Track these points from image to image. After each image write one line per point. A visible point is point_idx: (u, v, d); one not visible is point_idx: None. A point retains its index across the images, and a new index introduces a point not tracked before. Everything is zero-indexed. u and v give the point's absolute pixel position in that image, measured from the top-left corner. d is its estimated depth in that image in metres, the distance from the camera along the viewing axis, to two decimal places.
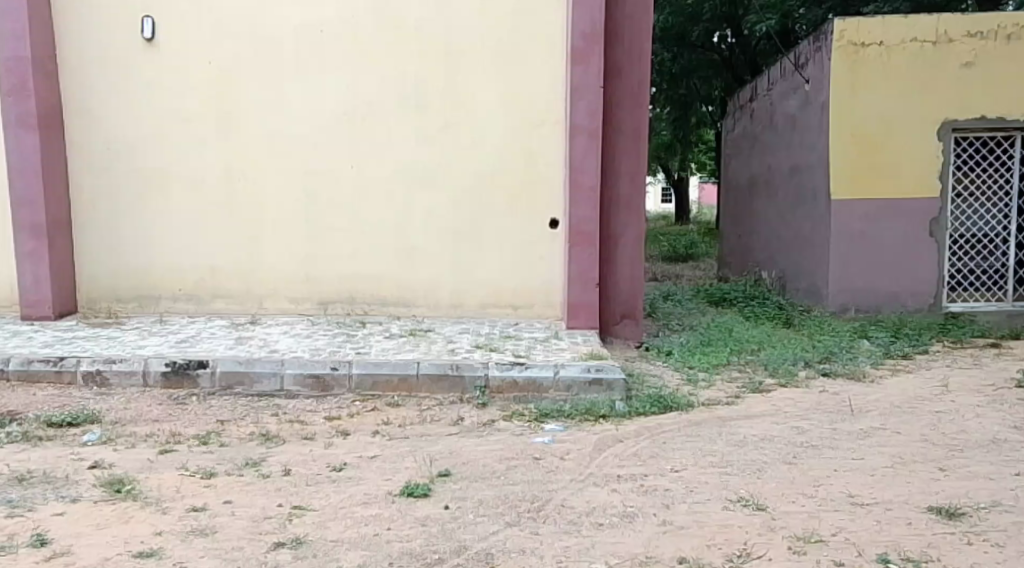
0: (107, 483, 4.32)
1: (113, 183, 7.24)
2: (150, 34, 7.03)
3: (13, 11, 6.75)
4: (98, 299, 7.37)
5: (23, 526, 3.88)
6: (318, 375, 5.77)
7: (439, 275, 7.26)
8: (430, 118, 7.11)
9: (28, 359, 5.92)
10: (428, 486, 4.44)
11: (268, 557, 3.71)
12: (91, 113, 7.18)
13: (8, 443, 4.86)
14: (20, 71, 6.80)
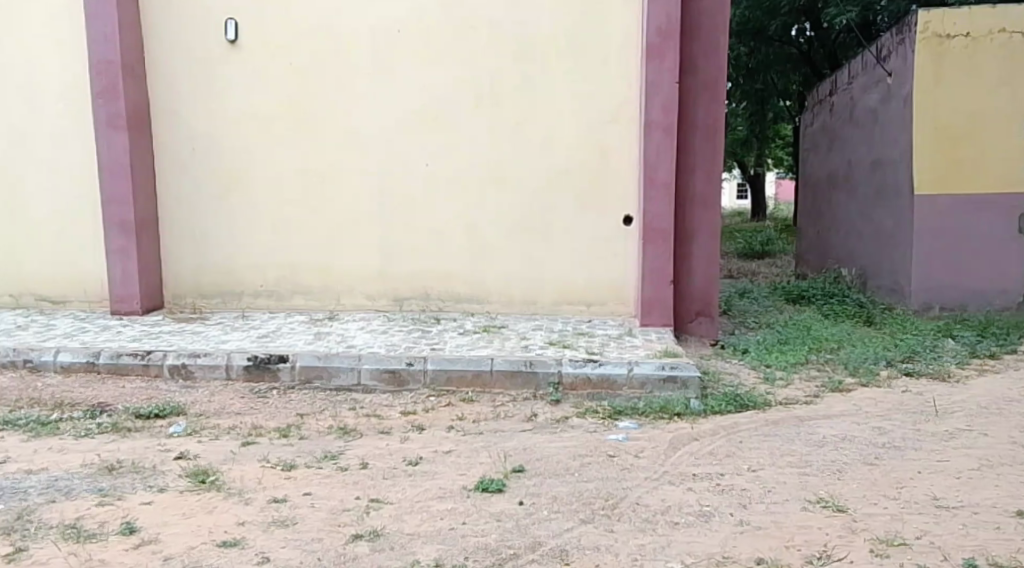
0: (193, 473, 4.47)
1: (197, 182, 7.47)
2: (234, 36, 7.23)
3: (104, 16, 7.01)
4: (183, 295, 7.61)
5: (114, 514, 4.04)
6: (394, 371, 5.86)
7: (513, 272, 7.29)
8: (504, 115, 7.14)
9: (118, 353, 6.13)
10: (502, 481, 4.47)
11: (347, 549, 3.78)
12: (176, 115, 7.41)
13: (99, 434, 5.06)
14: (111, 74, 7.07)
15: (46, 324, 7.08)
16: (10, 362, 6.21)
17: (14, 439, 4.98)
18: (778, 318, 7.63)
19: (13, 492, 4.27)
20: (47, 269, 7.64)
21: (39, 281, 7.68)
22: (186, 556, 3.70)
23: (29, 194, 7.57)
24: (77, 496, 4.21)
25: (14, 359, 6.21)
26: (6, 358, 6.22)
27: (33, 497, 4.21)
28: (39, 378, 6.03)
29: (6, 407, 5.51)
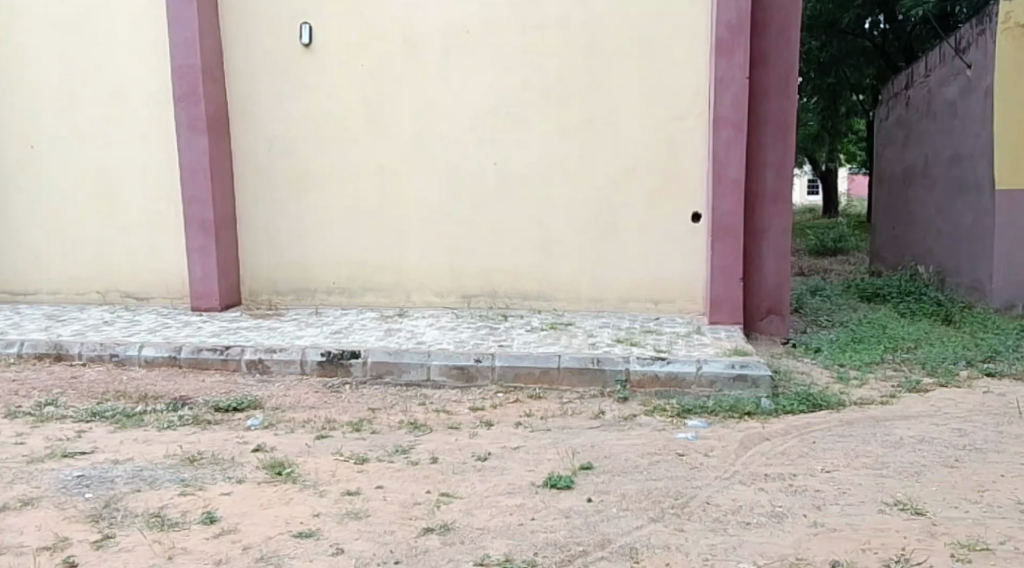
0: (270, 465, 4.58)
1: (270, 181, 7.64)
2: (308, 39, 7.37)
3: (184, 22, 7.22)
4: (259, 292, 7.80)
5: (195, 504, 4.16)
6: (463, 367, 5.93)
7: (580, 269, 7.28)
8: (571, 113, 7.14)
9: (198, 348, 6.34)
10: (571, 478, 4.48)
11: (419, 542, 3.83)
12: (252, 117, 7.59)
13: (181, 426, 5.22)
14: (191, 78, 7.28)
15: (130, 320, 7.32)
16: (98, 356, 6.46)
17: (102, 430, 5.17)
18: (852, 316, 7.48)
19: (101, 481, 4.43)
20: (133, 267, 7.93)
21: (125, 279, 7.96)
22: (264, 545, 3.80)
23: (116, 195, 7.86)
24: (161, 486, 4.35)
25: (102, 354, 6.46)
26: (93, 352, 6.47)
27: (120, 486, 4.36)
28: (124, 372, 6.25)
29: (93, 399, 5.72)
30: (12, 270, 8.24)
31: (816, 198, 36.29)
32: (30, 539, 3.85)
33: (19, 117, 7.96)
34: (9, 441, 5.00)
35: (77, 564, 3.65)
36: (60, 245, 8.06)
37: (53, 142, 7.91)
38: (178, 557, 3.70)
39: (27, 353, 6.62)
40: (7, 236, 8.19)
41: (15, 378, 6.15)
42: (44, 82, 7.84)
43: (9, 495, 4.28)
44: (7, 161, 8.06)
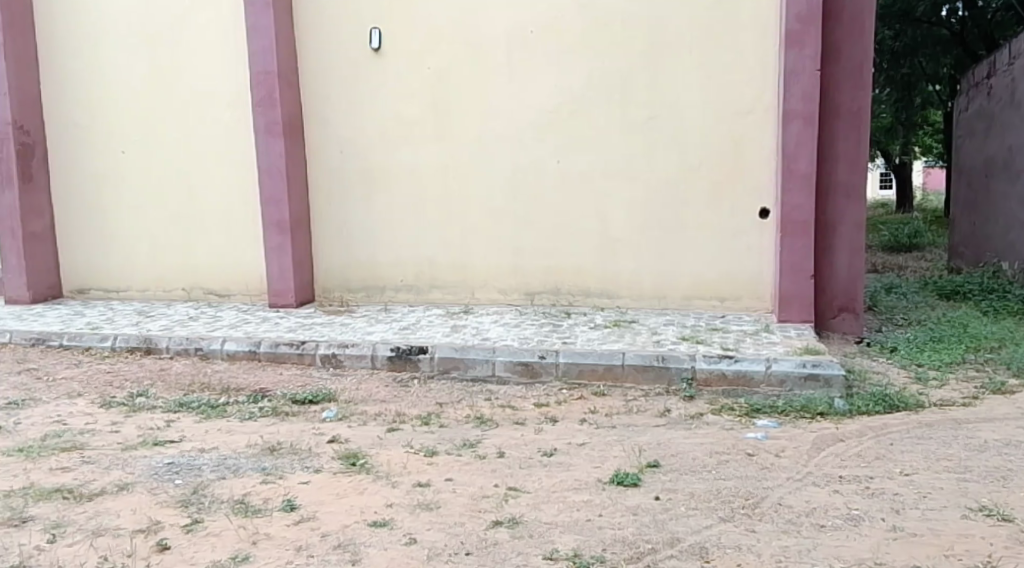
0: (344, 456, 4.65)
1: (343, 182, 7.78)
2: (377, 44, 7.48)
3: (263, 31, 7.36)
4: (331, 288, 7.92)
5: (276, 491, 4.20)
6: (527, 363, 5.97)
7: (643, 267, 7.20)
8: (635, 108, 7.05)
9: (276, 343, 6.58)
10: (637, 476, 4.39)
11: (488, 534, 3.79)
12: (324, 118, 7.73)
13: (261, 417, 5.37)
14: (269, 84, 7.42)
15: (212, 316, 7.59)
16: (184, 350, 6.75)
17: (189, 420, 5.33)
18: (931, 314, 7.26)
19: (189, 468, 4.52)
20: (216, 265, 8.24)
21: (208, 278, 8.28)
22: (341, 533, 3.79)
23: (200, 196, 8.18)
24: (244, 474, 4.41)
25: (188, 347, 6.75)
26: (180, 346, 6.76)
27: (206, 473, 4.44)
28: (209, 365, 6.52)
29: (180, 391, 5.93)
30: (104, 269, 8.63)
31: (885, 193, 35.48)
32: (124, 522, 3.91)
33: (110, 126, 8.36)
34: (105, 430, 5.18)
35: (169, 547, 3.68)
36: (148, 245, 8.43)
37: (141, 148, 8.29)
38: (262, 542, 3.70)
39: (120, 347, 6.94)
40: (99, 237, 8.58)
41: (109, 371, 6.45)
42: (132, 91, 8.22)
43: (105, 480, 4.39)
44: (99, 167, 8.46)
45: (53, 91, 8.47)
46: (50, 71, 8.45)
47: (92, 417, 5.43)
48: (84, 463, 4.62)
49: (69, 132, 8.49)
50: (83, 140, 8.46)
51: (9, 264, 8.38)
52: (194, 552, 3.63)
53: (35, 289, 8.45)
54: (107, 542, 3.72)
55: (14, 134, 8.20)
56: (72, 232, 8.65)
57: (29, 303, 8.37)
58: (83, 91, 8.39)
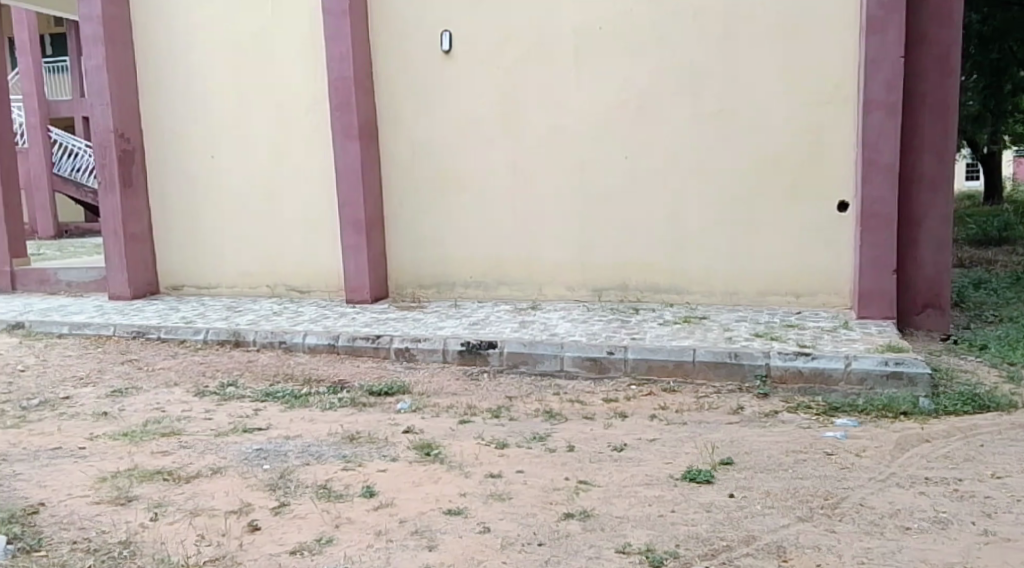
0: (419, 446, 4.65)
1: (415, 179, 7.83)
2: (448, 46, 7.52)
3: (340, 37, 7.52)
4: (404, 286, 8.01)
5: (356, 478, 4.22)
6: (595, 358, 5.91)
7: (717, 265, 7.06)
8: (707, 102, 6.90)
9: (353, 336, 6.66)
10: (711, 473, 4.26)
11: (560, 526, 3.71)
12: (398, 117, 7.80)
13: (338, 407, 5.42)
14: (345, 89, 7.58)
15: (294, 311, 7.74)
16: (269, 343, 6.90)
17: (274, 408, 5.42)
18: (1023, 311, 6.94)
19: (276, 454, 4.58)
20: (299, 262, 8.35)
21: (289, 273, 8.41)
22: (417, 519, 3.77)
23: (284, 195, 8.30)
24: (326, 461, 4.46)
25: (272, 340, 6.90)
26: (266, 339, 6.91)
27: (291, 459, 4.49)
28: (292, 357, 6.65)
29: (266, 381, 6.05)
30: (191, 268, 8.83)
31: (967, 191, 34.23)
32: (219, 503, 3.95)
33: (200, 131, 8.54)
34: (198, 416, 5.29)
35: (260, 527, 3.69)
36: (234, 244, 8.60)
37: (227, 151, 8.46)
38: (344, 526, 3.70)
39: (210, 340, 7.11)
40: (191, 239, 8.77)
41: (202, 361, 6.62)
42: (219, 97, 8.41)
43: (200, 463, 4.46)
44: (191, 172, 8.65)
45: (149, 101, 8.69)
46: (146, 83, 8.66)
47: (187, 405, 5.54)
48: (181, 448, 4.71)
49: (163, 139, 8.69)
50: (177, 146, 8.65)
51: (112, 262, 8.64)
52: (283, 533, 3.64)
53: (136, 286, 8.68)
54: (204, 522, 3.75)
55: (116, 142, 8.42)
56: (168, 234, 8.84)
57: (129, 300, 8.61)
58: (175, 99, 8.59)
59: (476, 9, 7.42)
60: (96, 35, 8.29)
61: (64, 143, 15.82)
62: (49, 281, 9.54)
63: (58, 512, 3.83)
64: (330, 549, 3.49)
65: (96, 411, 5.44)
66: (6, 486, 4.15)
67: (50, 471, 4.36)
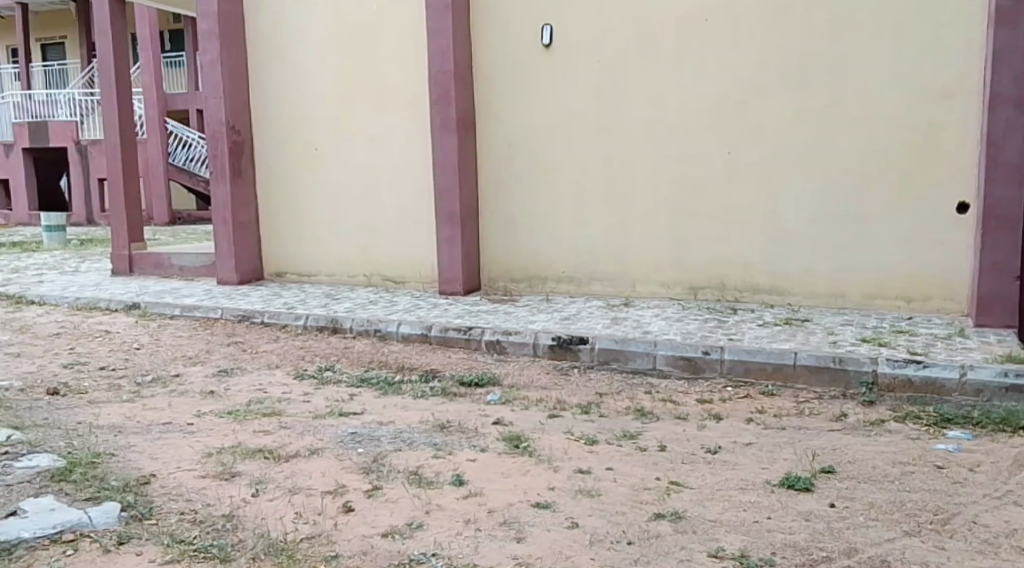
0: (508, 438, 4.61)
1: (511, 173, 7.81)
2: (548, 40, 7.47)
3: (441, 32, 7.58)
4: (497, 279, 8.02)
5: (446, 466, 4.22)
6: (690, 358, 5.78)
7: (820, 266, 6.80)
8: (816, 98, 6.66)
9: (445, 327, 6.69)
10: (810, 480, 4.08)
11: (651, 526, 3.61)
12: (495, 111, 7.80)
13: (429, 395, 5.43)
14: (445, 83, 7.62)
15: (389, 301, 7.82)
16: (364, 331, 6.99)
17: (369, 394, 5.48)
18: None
19: (369, 438, 4.62)
20: (396, 252, 8.44)
21: (385, 263, 8.52)
22: (505, 510, 3.73)
23: (384, 187, 8.40)
24: (417, 448, 4.47)
25: (368, 328, 6.98)
26: (362, 327, 7.01)
27: (384, 444, 4.52)
28: (386, 345, 6.72)
29: (361, 367, 6.13)
30: (293, 255, 9.04)
31: None
32: (316, 483, 3.99)
33: (305, 123, 8.73)
34: (298, 399, 5.39)
35: (353, 509, 3.71)
36: (333, 233, 8.75)
37: (329, 141, 8.62)
38: (433, 512, 3.68)
39: (310, 326, 7.25)
40: (292, 227, 8.97)
41: (302, 346, 6.76)
42: (323, 88, 8.58)
43: (299, 444, 4.53)
44: (296, 162, 8.84)
45: (256, 93, 8.93)
46: (257, 77, 8.91)
47: (287, 387, 5.66)
48: (281, 428, 4.80)
49: (270, 130, 8.92)
50: (283, 136, 8.87)
51: (221, 248, 8.91)
52: (374, 515, 3.65)
53: (243, 272, 8.94)
54: (301, 500, 3.80)
55: (226, 134, 8.68)
56: (272, 223, 9.06)
57: (236, 285, 8.87)
58: (282, 92, 8.81)
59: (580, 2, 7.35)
60: (211, 31, 8.58)
61: (179, 134, 16.50)
62: (163, 264, 9.93)
63: (168, 484, 3.93)
64: (420, 534, 3.48)
65: (204, 390, 5.61)
66: (121, 456, 4.28)
67: (160, 444, 4.50)
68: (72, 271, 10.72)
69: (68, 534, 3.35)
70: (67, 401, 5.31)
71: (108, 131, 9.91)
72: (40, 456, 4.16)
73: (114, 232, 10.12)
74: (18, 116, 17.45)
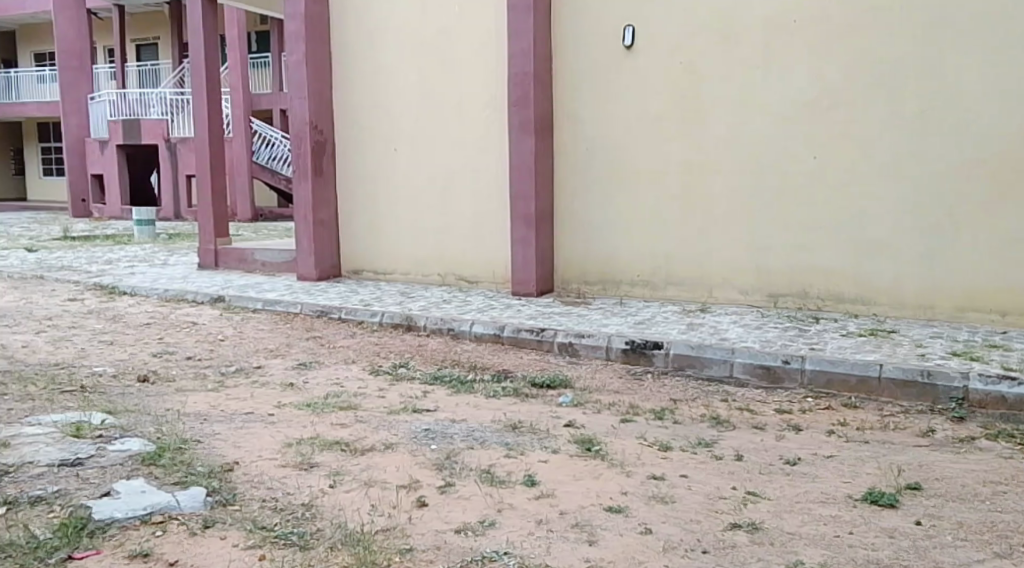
0: (580, 441, 4.60)
1: (589, 175, 7.78)
2: (630, 41, 7.43)
3: (523, 33, 7.61)
4: (571, 282, 8.01)
5: (518, 466, 4.22)
6: (769, 367, 5.67)
7: (907, 275, 6.60)
8: (906, 102, 6.47)
9: (518, 328, 6.71)
10: (895, 496, 3.95)
11: (726, 536, 3.55)
12: (574, 112, 7.79)
13: (501, 395, 5.45)
14: (525, 84, 7.65)
15: (463, 300, 7.87)
16: (438, 329, 7.06)
17: (441, 391, 5.53)
18: None
19: (442, 435, 4.66)
20: (470, 252, 8.49)
21: (460, 263, 8.58)
22: (578, 512, 3.72)
23: (461, 187, 8.46)
24: (489, 446, 4.49)
25: (442, 327, 7.05)
26: (436, 325, 7.08)
27: (457, 442, 4.56)
28: (459, 344, 6.77)
29: (435, 365, 6.19)
30: (371, 253, 9.17)
31: None
32: (391, 477, 4.04)
33: (386, 122, 8.85)
34: (373, 393, 5.47)
35: (427, 503, 3.75)
36: (410, 231, 8.86)
37: (408, 141, 8.73)
38: (506, 511, 3.70)
39: (385, 322, 7.35)
40: (370, 225, 9.11)
41: (377, 342, 6.86)
42: (405, 88, 8.69)
43: (374, 438, 4.60)
44: (375, 161, 8.98)
45: (340, 93, 9.10)
46: (341, 77, 9.08)
47: (363, 382, 5.75)
48: (357, 422, 4.87)
49: (352, 130, 9.08)
50: (364, 135, 9.01)
51: (301, 244, 9.10)
52: (448, 511, 3.68)
53: (321, 269, 9.11)
54: (377, 493, 3.86)
55: (309, 133, 8.87)
56: (351, 220, 9.22)
57: (315, 281, 9.04)
58: (365, 92, 8.95)
59: (664, 4, 7.29)
60: (299, 32, 8.77)
61: (263, 132, 16.96)
62: (246, 259, 10.20)
63: (250, 472, 4.03)
64: (493, 532, 3.50)
65: (284, 382, 5.74)
66: (206, 443, 4.41)
67: (243, 433, 4.62)
68: (160, 264, 11.09)
69: (158, 515, 3.46)
70: (156, 388, 5.49)
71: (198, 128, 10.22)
72: (132, 440, 4.31)
73: (201, 226, 10.44)
74: (112, 114, 18.13)
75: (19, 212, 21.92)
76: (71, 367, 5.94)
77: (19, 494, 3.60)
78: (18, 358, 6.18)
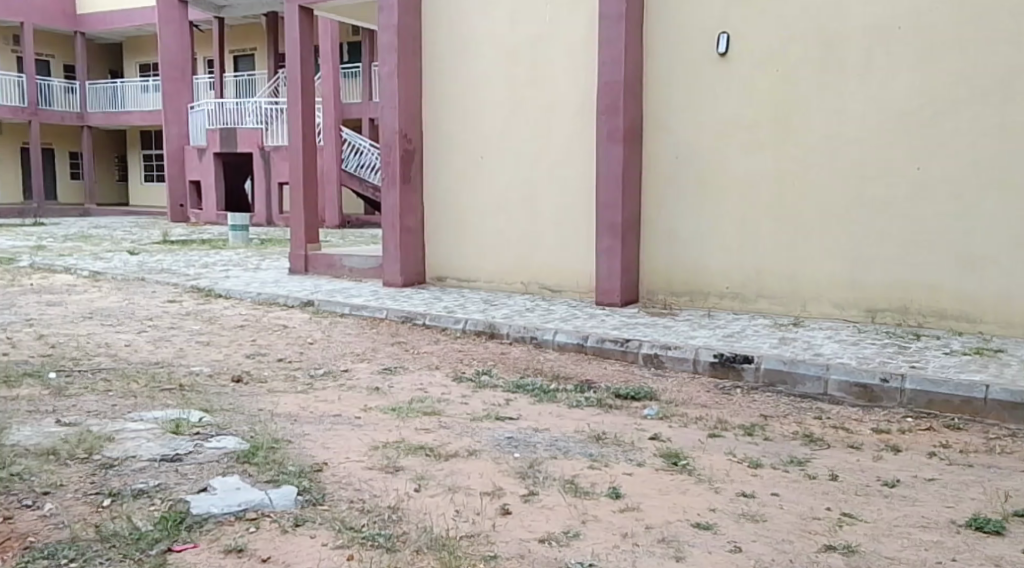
0: (666, 455, 4.51)
1: (677, 184, 7.67)
2: (724, 48, 7.31)
3: (614, 41, 7.56)
4: (657, 292, 7.90)
5: (602, 478, 4.17)
6: (865, 385, 5.47)
7: (1015, 291, 6.29)
8: (1017, 111, 6.18)
9: (603, 338, 6.65)
10: (1001, 523, 3.75)
11: (820, 557, 3.43)
12: (664, 120, 7.70)
13: (585, 405, 5.40)
14: (614, 92, 7.60)
15: (546, 309, 7.85)
16: (521, 338, 7.05)
17: (524, 400, 5.51)
18: None
19: (526, 444, 4.63)
20: (555, 260, 8.46)
21: (545, 271, 8.56)
22: (664, 527, 3.64)
23: (547, 195, 8.44)
24: (572, 456, 4.45)
25: (525, 335, 7.03)
26: (519, 333, 7.07)
27: (540, 451, 4.53)
28: (542, 353, 6.74)
29: (517, 373, 6.18)
30: (456, 261, 9.23)
31: None
32: (474, 483, 4.04)
33: (474, 131, 8.92)
34: (456, 400, 5.48)
35: (511, 512, 3.73)
36: (495, 239, 8.88)
37: (496, 149, 8.77)
38: (590, 523, 3.65)
39: (468, 329, 7.38)
40: (456, 232, 9.17)
41: (461, 349, 6.89)
42: (494, 97, 8.74)
43: (459, 444, 4.60)
44: (462, 169, 9.05)
45: (430, 102, 9.21)
46: (431, 86, 9.19)
47: (446, 388, 5.77)
48: (441, 427, 4.89)
49: (441, 138, 9.18)
50: (452, 143, 9.09)
51: (388, 251, 9.21)
52: (532, 520, 3.65)
53: (406, 275, 9.20)
54: (461, 499, 3.85)
55: (399, 141, 8.99)
56: (437, 228, 9.30)
57: (400, 287, 9.14)
58: (455, 101, 9.04)
59: (761, 11, 7.16)
60: (391, 43, 8.91)
61: (353, 141, 17.30)
62: (336, 265, 10.40)
63: (339, 473, 4.08)
64: (577, 543, 3.45)
65: (370, 386, 5.80)
66: (296, 443, 4.49)
67: (330, 435, 4.68)
68: (253, 268, 11.41)
69: (251, 512, 3.54)
70: (248, 388, 5.62)
71: (292, 136, 10.49)
72: (226, 438, 4.42)
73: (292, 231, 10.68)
74: (210, 122, 18.78)
75: (122, 216, 22.90)
76: (170, 366, 6.14)
77: (122, 487, 3.73)
78: (121, 357, 6.41)
